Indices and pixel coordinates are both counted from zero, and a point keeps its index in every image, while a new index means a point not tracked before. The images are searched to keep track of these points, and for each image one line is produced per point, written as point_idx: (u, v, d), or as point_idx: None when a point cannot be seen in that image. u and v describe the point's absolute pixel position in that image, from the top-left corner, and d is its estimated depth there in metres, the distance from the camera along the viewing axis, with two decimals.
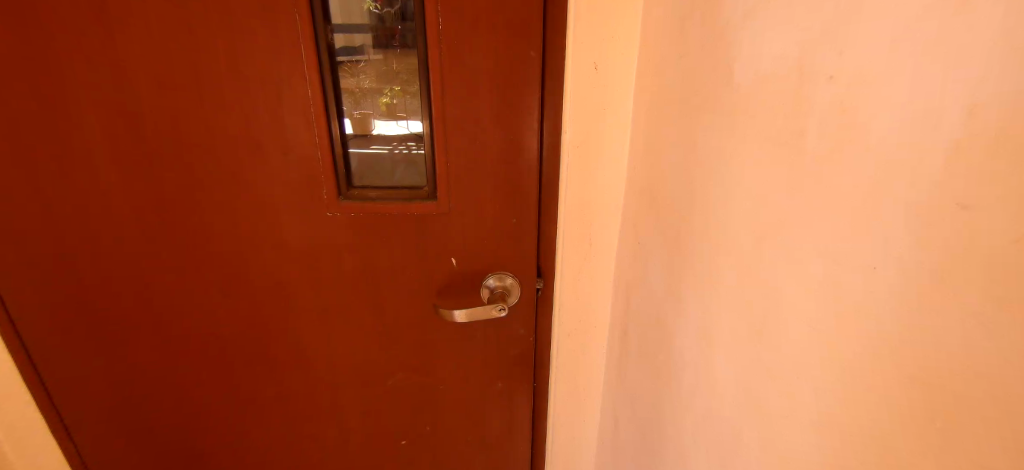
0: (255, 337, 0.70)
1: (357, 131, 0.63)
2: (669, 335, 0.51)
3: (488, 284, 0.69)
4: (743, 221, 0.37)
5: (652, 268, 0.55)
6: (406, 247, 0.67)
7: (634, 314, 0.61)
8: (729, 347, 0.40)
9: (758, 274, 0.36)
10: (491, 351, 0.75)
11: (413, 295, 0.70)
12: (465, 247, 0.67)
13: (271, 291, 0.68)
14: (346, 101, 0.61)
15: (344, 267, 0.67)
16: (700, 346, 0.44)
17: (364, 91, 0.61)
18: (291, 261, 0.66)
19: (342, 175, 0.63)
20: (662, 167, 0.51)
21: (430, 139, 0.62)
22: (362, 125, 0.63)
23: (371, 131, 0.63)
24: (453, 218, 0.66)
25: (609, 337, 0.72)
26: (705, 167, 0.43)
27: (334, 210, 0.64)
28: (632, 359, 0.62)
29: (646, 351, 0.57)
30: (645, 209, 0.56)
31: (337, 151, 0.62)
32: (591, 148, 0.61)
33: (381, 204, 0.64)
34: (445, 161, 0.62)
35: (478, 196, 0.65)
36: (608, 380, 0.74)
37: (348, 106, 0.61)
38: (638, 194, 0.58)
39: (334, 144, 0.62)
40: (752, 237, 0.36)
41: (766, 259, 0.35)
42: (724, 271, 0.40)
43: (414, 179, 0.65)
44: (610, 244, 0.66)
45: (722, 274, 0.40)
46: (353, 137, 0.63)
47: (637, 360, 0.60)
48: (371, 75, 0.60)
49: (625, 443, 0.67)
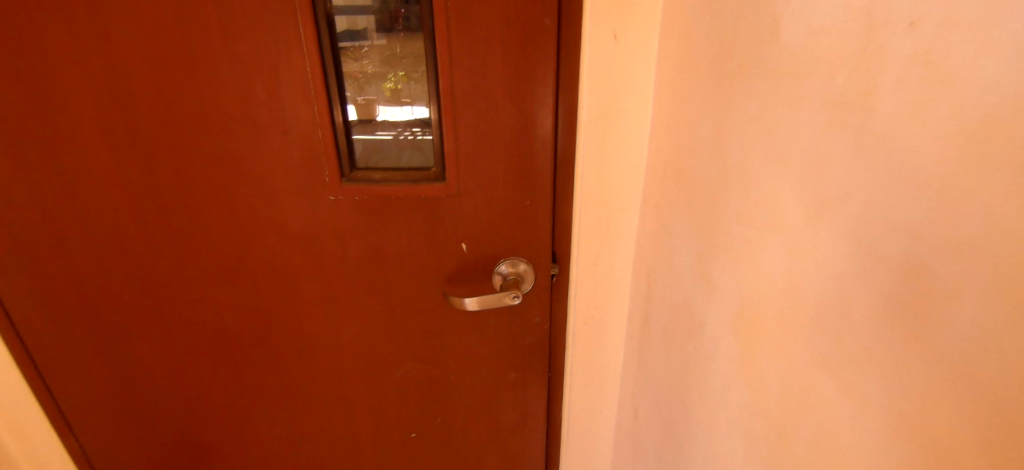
0: (259, 327, 0.68)
1: (359, 117, 0.59)
2: (699, 325, 0.47)
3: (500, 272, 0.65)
4: (797, 197, 0.33)
5: (678, 251, 0.51)
6: (412, 231, 0.63)
7: (656, 300, 0.58)
8: (776, 339, 0.36)
9: (817, 256, 0.31)
10: (504, 341, 0.71)
11: (422, 283, 0.66)
12: (476, 231, 0.64)
13: (273, 280, 0.65)
14: (347, 85, 0.57)
15: (348, 253, 0.64)
16: (738, 337, 0.41)
17: (368, 76, 0.57)
18: (293, 249, 0.63)
19: (346, 157, 0.60)
20: (690, 142, 0.47)
21: (438, 123, 0.59)
22: (363, 110, 0.59)
23: (375, 117, 0.59)
24: (463, 200, 0.62)
25: (628, 324, 0.69)
26: (744, 141, 0.39)
27: (336, 193, 0.60)
28: (655, 347, 0.59)
29: (671, 342, 0.54)
30: (671, 187, 0.52)
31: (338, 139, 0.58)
32: (609, 124, 0.56)
33: (387, 186, 0.60)
34: (454, 141, 0.58)
35: (489, 177, 0.61)
36: (626, 369, 0.71)
37: (351, 92, 0.58)
38: (663, 172, 0.54)
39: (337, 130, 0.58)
40: (811, 216, 0.32)
41: (828, 241, 0.31)
42: (771, 255, 0.36)
43: (420, 161, 0.61)
44: (630, 227, 0.63)
45: (768, 259, 0.36)
46: (356, 124, 0.59)
47: (660, 349, 0.57)
48: (375, 60, 0.56)
49: (647, 433, 0.64)
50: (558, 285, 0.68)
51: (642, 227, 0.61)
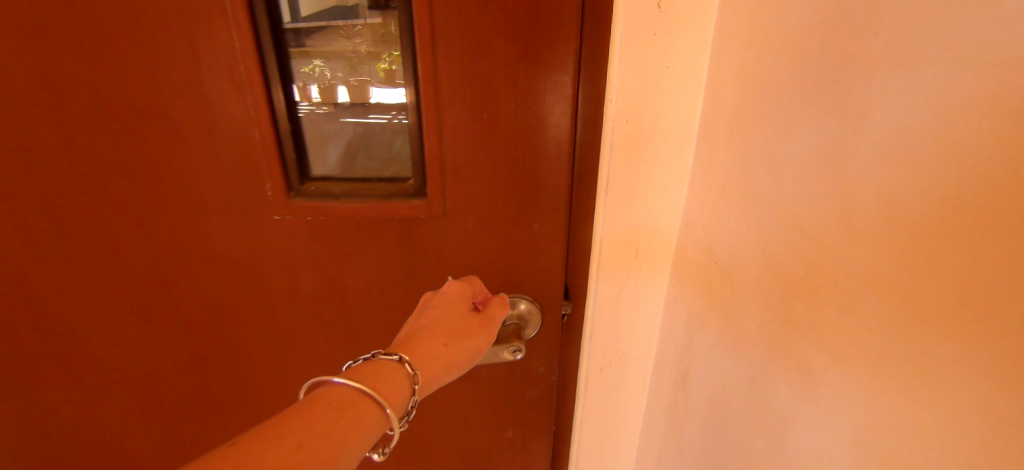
0: (189, 367, 0.54)
1: (351, 99, 0.44)
2: (765, 384, 0.36)
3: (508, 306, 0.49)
4: (947, 233, 0.23)
5: (756, 310, 0.37)
6: (382, 261, 0.48)
7: (702, 351, 0.44)
8: (885, 412, 0.27)
9: (982, 319, 0.22)
10: (500, 393, 0.57)
11: (394, 324, 0.52)
12: (464, 261, 0.49)
13: (206, 311, 0.51)
14: (335, 59, 0.43)
15: (302, 285, 0.50)
16: (818, 396, 0.31)
17: (362, 53, 0.42)
18: (229, 273, 0.49)
19: (293, 165, 0.45)
20: (793, 159, 0.33)
21: (416, 120, 0.44)
22: (354, 91, 0.44)
23: (368, 100, 0.44)
24: (449, 223, 0.47)
25: (653, 373, 0.55)
26: (920, 166, 0.24)
27: (282, 212, 0.47)
28: (710, 426, 0.44)
29: (722, 402, 0.42)
30: (750, 218, 0.37)
31: (316, 126, 0.45)
32: (646, 125, 0.42)
33: (347, 204, 0.46)
34: (437, 145, 0.43)
35: (484, 194, 0.45)
36: (648, 428, 0.57)
37: (340, 71, 0.43)
38: (727, 194, 0.39)
39: (313, 118, 0.44)
40: (977, 265, 0.22)
41: (1000, 300, 0.21)
42: (893, 311, 0.26)
43: (393, 171, 0.46)
44: (664, 257, 0.48)
45: (888, 314, 0.26)
46: (347, 108, 0.44)
47: (704, 410, 0.45)
48: (371, 29, 0.41)
49: None
50: (570, 327, 0.54)
51: (685, 261, 0.47)
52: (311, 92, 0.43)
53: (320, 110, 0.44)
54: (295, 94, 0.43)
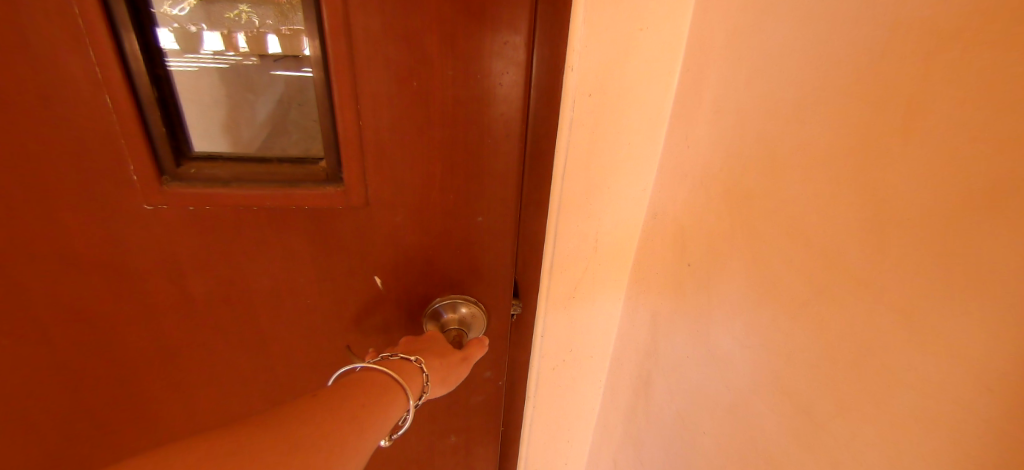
0: (47, 375, 0.42)
1: (283, 50, 0.36)
2: (737, 394, 0.33)
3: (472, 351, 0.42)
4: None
5: (739, 323, 0.32)
6: (293, 258, 0.40)
7: (664, 354, 0.40)
8: (870, 431, 0.25)
9: (992, 321, 0.20)
10: (440, 410, 0.49)
11: (314, 321, 0.43)
12: (393, 255, 0.40)
13: (63, 312, 0.40)
14: (262, 4, 0.35)
15: (191, 288, 0.41)
16: (820, 430, 0.27)
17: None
18: (87, 260, 0.38)
19: (165, 143, 0.36)
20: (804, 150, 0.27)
21: (323, 91, 0.34)
22: (285, 41, 0.36)
23: (300, 52, 0.36)
24: (374, 214, 0.38)
25: (610, 369, 0.51)
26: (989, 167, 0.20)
27: (153, 201, 0.37)
28: (673, 435, 0.40)
29: (691, 416, 0.38)
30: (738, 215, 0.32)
31: (241, 78, 0.38)
32: (611, 101, 0.35)
33: (240, 191, 0.37)
34: (355, 118, 0.34)
35: (415, 181, 0.37)
36: (604, 425, 0.54)
37: (271, 18, 0.35)
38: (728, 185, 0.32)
39: (241, 69, 0.37)
40: (994, 262, 0.20)
41: (1000, 300, 0.20)
42: (888, 324, 0.23)
43: (299, 151, 0.38)
44: (627, 249, 0.43)
45: (876, 322, 0.24)
46: (278, 60, 0.37)
47: (667, 418, 0.41)
48: None
49: None
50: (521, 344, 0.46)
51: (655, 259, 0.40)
52: (238, 40, 0.37)
53: (249, 61, 0.37)
54: (164, 55, 0.34)
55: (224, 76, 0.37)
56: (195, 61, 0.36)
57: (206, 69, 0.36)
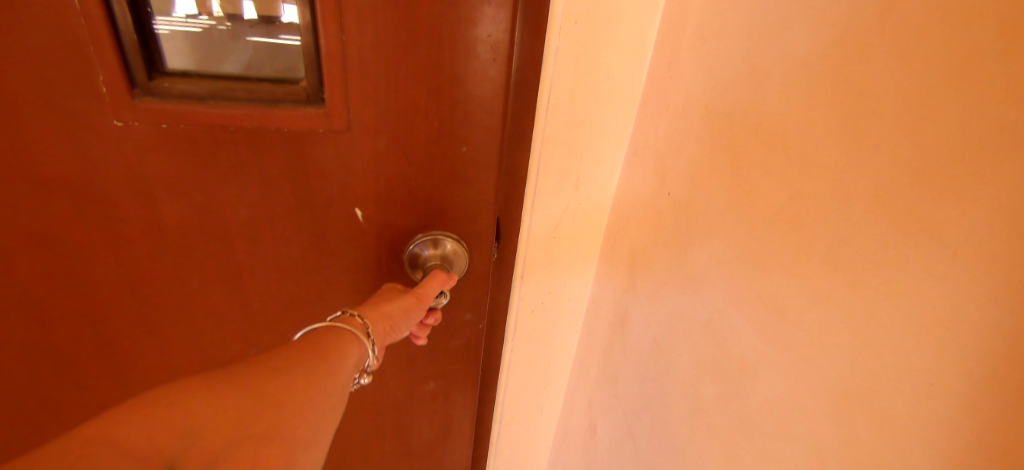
0: (12, 298, 0.41)
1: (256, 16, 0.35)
2: (713, 312, 0.34)
3: (446, 290, 0.40)
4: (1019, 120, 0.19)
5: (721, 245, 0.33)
6: (270, 184, 0.39)
7: (641, 282, 0.42)
8: (836, 317, 0.26)
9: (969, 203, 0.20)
10: (419, 353, 0.48)
11: (294, 254, 0.42)
12: (373, 185, 0.39)
13: (28, 230, 0.39)
14: None
15: (164, 212, 0.39)
16: (791, 337, 0.28)
17: None
18: (54, 175, 0.37)
19: (134, 60, 0.34)
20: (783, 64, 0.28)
21: (308, 7, 0.34)
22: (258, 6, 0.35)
23: (277, 16, 0.35)
24: (355, 139, 0.37)
25: (587, 314, 0.52)
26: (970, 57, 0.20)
27: (126, 115, 0.36)
28: (649, 366, 0.41)
29: (665, 344, 0.39)
30: (724, 138, 0.32)
31: (212, 45, 0.36)
32: (597, 30, 0.35)
33: (216, 109, 0.36)
34: (338, 32, 0.33)
35: (398, 104, 0.36)
36: (579, 370, 0.55)
37: None
38: (707, 111, 0.34)
39: (213, 34, 0.36)
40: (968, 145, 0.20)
41: (968, 174, 0.20)
42: (860, 215, 0.24)
43: (278, 72, 0.36)
44: (607, 187, 0.44)
45: (850, 215, 0.25)
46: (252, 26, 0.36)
47: (645, 348, 0.42)
48: None
49: (600, 448, 0.51)
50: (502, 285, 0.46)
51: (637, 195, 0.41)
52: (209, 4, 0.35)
53: (224, 25, 0.36)
54: (144, 0, 0.33)
55: (193, 42, 0.36)
56: (167, 25, 0.35)
57: (175, 33, 0.35)
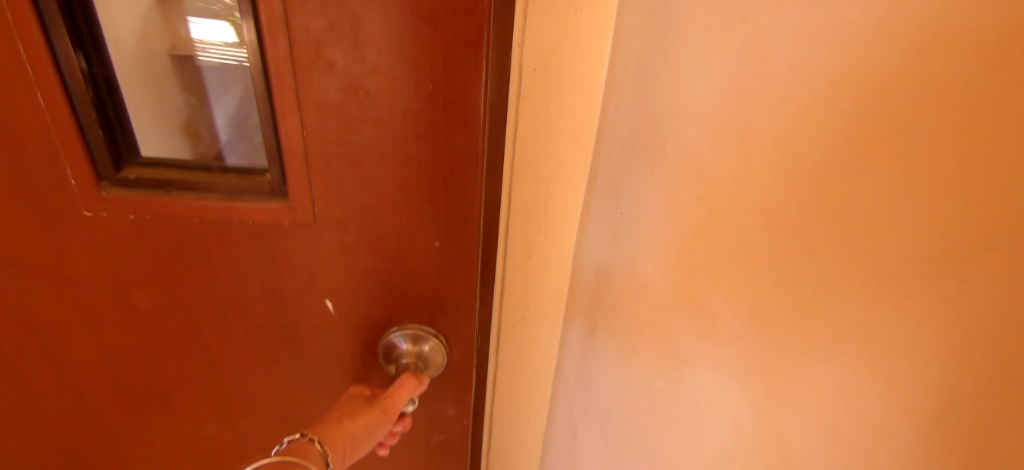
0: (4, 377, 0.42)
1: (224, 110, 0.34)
2: (676, 376, 0.32)
3: (416, 396, 0.38)
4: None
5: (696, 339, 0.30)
6: (238, 274, 0.37)
7: (607, 318, 0.42)
8: (834, 441, 0.21)
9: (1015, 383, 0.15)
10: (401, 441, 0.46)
11: (267, 344, 0.40)
12: (343, 277, 0.37)
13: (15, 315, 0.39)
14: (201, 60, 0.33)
15: (138, 300, 0.39)
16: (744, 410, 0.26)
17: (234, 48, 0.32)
18: (34, 263, 0.37)
19: (121, 134, 0.34)
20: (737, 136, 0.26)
21: (268, 103, 0.32)
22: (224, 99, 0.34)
23: (243, 109, 0.34)
24: (321, 234, 0.35)
25: (561, 354, 0.50)
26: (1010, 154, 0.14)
27: (95, 208, 0.35)
28: (627, 419, 0.39)
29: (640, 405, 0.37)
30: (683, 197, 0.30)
31: (181, 137, 0.35)
32: (551, 69, 0.35)
33: (181, 202, 0.35)
34: (298, 128, 0.31)
35: (363, 198, 0.34)
36: (558, 413, 0.53)
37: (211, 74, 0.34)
38: (666, 163, 0.32)
39: (183, 127, 0.35)
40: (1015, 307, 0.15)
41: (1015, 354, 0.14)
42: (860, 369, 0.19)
43: (243, 165, 0.35)
44: (574, 225, 0.43)
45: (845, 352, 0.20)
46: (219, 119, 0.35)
47: (620, 403, 0.40)
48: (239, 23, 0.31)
49: None
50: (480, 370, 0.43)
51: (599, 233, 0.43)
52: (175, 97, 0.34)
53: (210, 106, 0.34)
54: (112, 95, 0.33)
55: (162, 133, 0.35)
56: (135, 117, 0.34)
57: (143, 125, 0.35)
